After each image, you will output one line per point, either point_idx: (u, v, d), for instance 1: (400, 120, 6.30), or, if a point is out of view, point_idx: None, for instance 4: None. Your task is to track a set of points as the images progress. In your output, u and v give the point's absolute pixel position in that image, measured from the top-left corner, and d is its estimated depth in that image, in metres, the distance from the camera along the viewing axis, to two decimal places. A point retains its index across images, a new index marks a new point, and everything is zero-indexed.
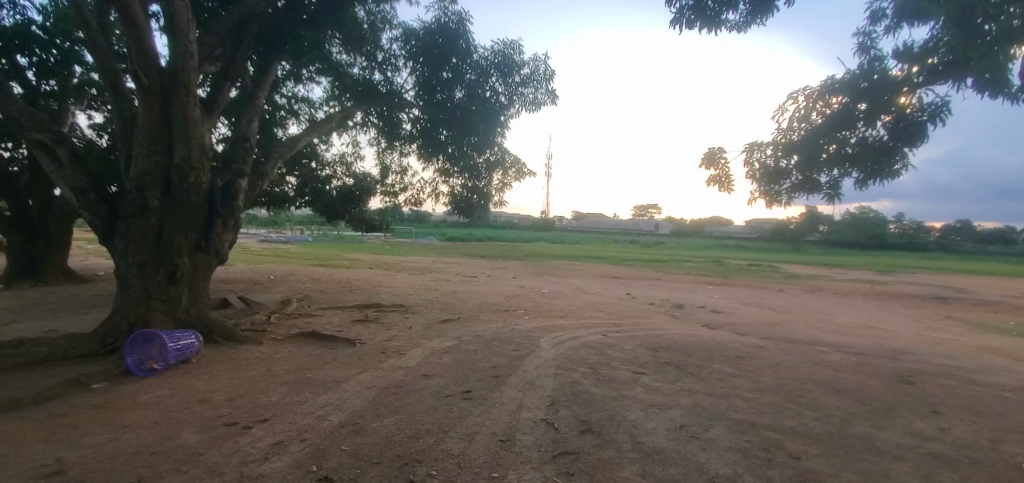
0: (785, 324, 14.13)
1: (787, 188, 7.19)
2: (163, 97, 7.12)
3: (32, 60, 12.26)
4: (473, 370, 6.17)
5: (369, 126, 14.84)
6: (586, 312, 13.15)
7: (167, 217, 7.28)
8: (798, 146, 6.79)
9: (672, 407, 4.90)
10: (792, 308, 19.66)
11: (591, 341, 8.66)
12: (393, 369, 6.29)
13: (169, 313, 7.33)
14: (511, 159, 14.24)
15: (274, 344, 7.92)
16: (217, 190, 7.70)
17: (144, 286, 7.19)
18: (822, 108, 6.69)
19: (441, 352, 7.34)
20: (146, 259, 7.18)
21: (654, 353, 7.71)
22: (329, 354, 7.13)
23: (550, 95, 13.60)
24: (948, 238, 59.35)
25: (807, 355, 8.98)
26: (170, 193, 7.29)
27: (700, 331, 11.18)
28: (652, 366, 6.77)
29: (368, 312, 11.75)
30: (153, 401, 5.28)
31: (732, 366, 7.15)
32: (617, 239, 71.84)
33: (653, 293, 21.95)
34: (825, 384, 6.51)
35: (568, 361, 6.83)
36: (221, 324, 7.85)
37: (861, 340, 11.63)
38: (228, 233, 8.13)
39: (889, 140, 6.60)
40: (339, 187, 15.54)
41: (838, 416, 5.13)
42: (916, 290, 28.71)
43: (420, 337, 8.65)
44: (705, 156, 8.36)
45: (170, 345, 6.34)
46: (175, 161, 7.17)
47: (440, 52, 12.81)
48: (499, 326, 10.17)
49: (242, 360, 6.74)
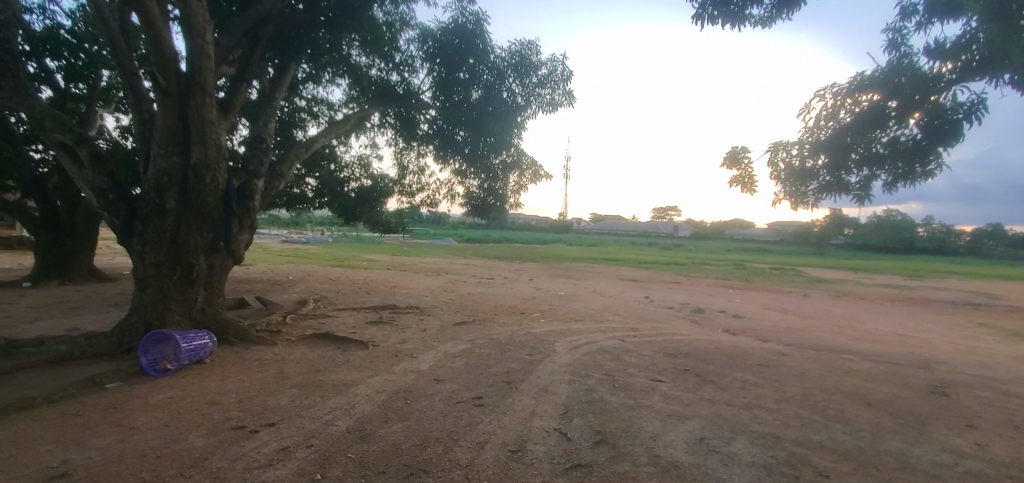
0: (810, 331, 13.67)
1: (814, 189, 6.93)
2: (181, 99, 7.15)
3: (61, 64, 12.55)
4: (485, 375, 6.04)
5: (387, 127, 14.85)
6: (603, 316, 12.92)
7: (183, 218, 7.30)
8: (826, 145, 6.52)
9: (691, 418, 4.69)
10: (816, 314, 19.10)
11: (608, 346, 8.45)
12: (405, 372, 6.20)
13: (185, 314, 7.36)
14: (527, 161, 14.10)
15: (288, 345, 7.90)
16: (233, 190, 7.70)
17: (160, 286, 7.22)
18: (852, 106, 6.41)
19: (454, 356, 7.23)
20: (162, 260, 7.20)
21: (672, 360, 7.48)
22: (341, 356, 7.07)
23: (568, 96, 13.42)
24: (981, 242, 57.29)
25: (834, 363, 8.62)
26: (187, 193, 7.31)
27: (720, 337, 10.87)
28: (670, 373, 6.54)
29: (383, 313, 11.73)
30: (164, 402, 5.28)
31: (755, 374, 6.88)
32: (636, 241, 71.07)
33: (672, 297, 21.56)
34: (854, 395, 6.20)
35: (584, 367, 6.65)
36: (236, 325, 7.87)
37: (890, 348, 11.17)
38: (244, 233, 8.13)
39: (922, 139, 6.29)
40: (357, 188, 15.60)
41: (869, 430, 4.85)
42: (948, 297, 27.67)
43: (433, 340, 8.56)
44: (727, 156, 8.23)
45: (184, 346, 6.34)
46: (192, 162, 7.19)
47: (458, 53, 12.71)
48: (514, 330, 10.03)
49: (255, 362, 6.71)
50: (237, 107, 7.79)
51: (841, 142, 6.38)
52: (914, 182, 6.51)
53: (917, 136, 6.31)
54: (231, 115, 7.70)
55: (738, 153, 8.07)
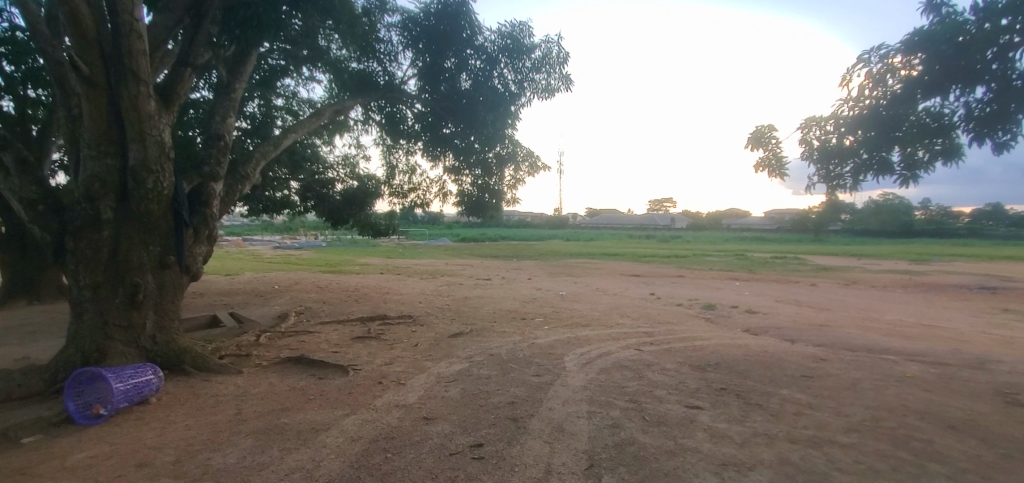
0: (833, 327, 12.66)
1: (849, 169, 7.23)
2: (112, 89, 6.00)
3: (19, 69, 10.48)
4: (487, 409, 4.96)
5: (371, 123, 13.77)
6: (612, 319, 11.91)
7: (124, 229, 6.19)
8: (859, 121, 6.88)
9: (754, 469, 3.66)
10: (832, 306, 18.28)
11: (626, 359, 7.38)
12: (388, 408, 5.10)
13: (131, 342, 6.25)
14: (523, 152, 12.96)
15: (254, 373, 6.77)
16: (183, 196, 6.58)
17: (100, 312, 6.11)
18: (892, 73, 6.61)
19: (449, 381, 6.14)
20: (99, 280, 6.09)
21: (703, 375, 6.44)
22: (315, 386, 5.97)
23: (565, 80, 12.36)
24: (979, 222, 56.73)
25: (881, 370, 7.68)
26: (127, 201, 6.20)
27: (744, 340, 9.91)
28: (706, 395, 5.48)
29: (371, 326, 10.61)
30: (82, 465, 4.18)
31: (804, 391, 5.85)
32: (633, 234, 69.86)
33: (679, 293, 20.63)
34: (930, 418, 5.26)
35: (602, 391, 5.60)
36: (194, 352, 6.71)
37: (929, 346, 10.27)
38: (201, 245, 7.03)
39: (991, 105, 6.18)
40: (343, 189, 14.48)
41: (976, 473, 3.92)
42: (958, 280, 26.98)
43: (425, 359, 7.46)
44: (751, 136, 7.69)
45: (117, 385, 5.10)
46: (130, 163, 6.07)
47: (442, 38, 11.64)
48: (516, 341, 8.97)
49: (210, 399, 5.61)
50: (182, 99, 6.63)
51: (877, 115, 6.65)
52: (961, 158, 6.50)
53: (970, 104, 6.31)
54: (175, 109, 6.56)
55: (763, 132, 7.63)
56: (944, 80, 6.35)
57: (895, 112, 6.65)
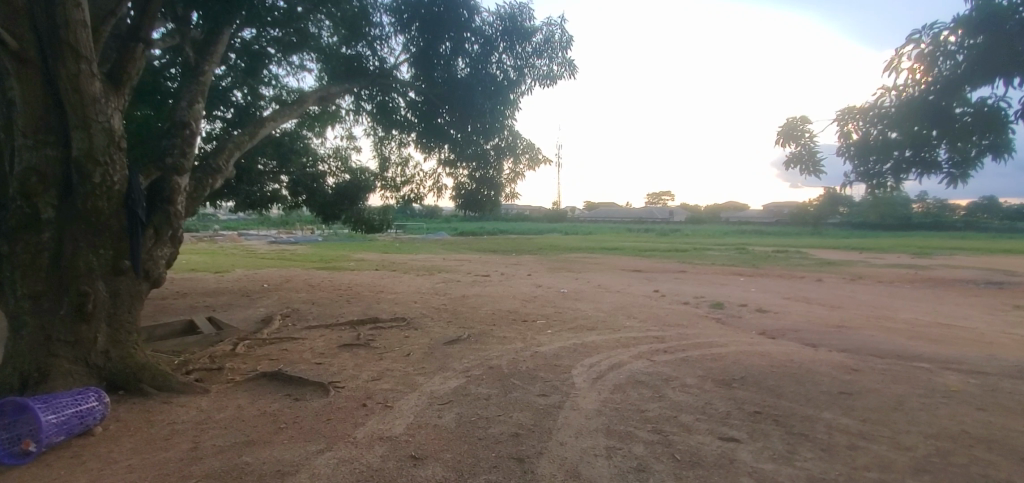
0: (852, 329, 11.93)
1: (890, 168, 6.42)
2: (46, 67, 5.20)
3: None
4: (486, 444, 4.21)
5: (363, 112, 12.88)
6: (619, 321, 11.17)
7: (69, 229, 5.41)
8: (902, 112, 6.15)
9: None
10: (843, 303, 17.56)
11: (641, 373, 6.61)
12: (371, 443, 4.33)
13: (78, 360, 5.46)
14: (522, 143, 12.07)
15: (223, 392, 5.97)
16: (138, 191, 5.79)
17: (42, 326, 5.34)
18: (944, 56, 5.91)
19: (444, 403, 5.37)
20: (40, 290, 5.32)
21: (732, 394, 5.68)
22: (289, 411, 5.19)
23: (567, 66, 11.54)
24: (977, 216, 56.30)
25: (921, 382, 6.95)
26: (71, 197, 5.42)
27: (763, 345, 9.18)
28: (740, 422, 4.73)
29: (362, 331, 9.82)
30: None
31: (849, 414, 5.11)
32: (633, 227, 69.08)
33: (684, 290, 19.89)
34: (1000, 447, 4.55)
35: (620, 415, 4.85)
36: (155, 368, 5.91)
37: (958, 351, 9.56)
38: (163, 247, 6.20)
39: None
40: (336, 184, 13.61)
41: None
42: (964, 275, 26.29)
43: (417, 373, 6.67)
44: (781, 131, 6.93)
45: (46, 418, 4.34)
46: (73, 153, 5.28)
47: (436, 20, 10.78)
48: (518, 349, 8.19)
49: (166, 429, 4.84)
50: (134, 78, 5.83)
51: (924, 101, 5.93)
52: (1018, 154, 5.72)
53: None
54: (126, 91, 5.76)
55: (794, 124, 6.87)
56: (1000, 66, 5.67)
57: (945, 100, 5.92)
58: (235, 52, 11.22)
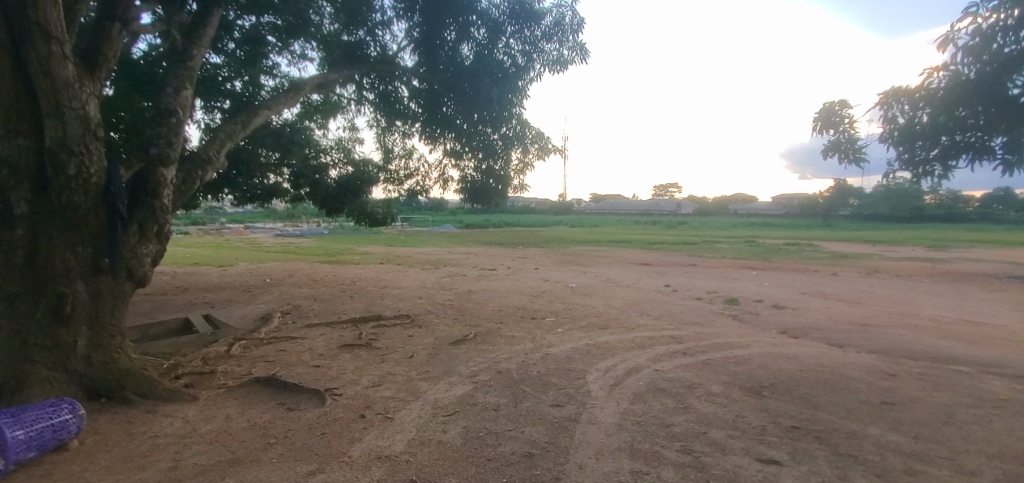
0: (878, 327, 11.35)
1: (936, 155, 6.29)
2: (15, 50, 4.78)
3: None
4: (495, 467, 3.77)
5: (365, 102, 12.41)
6: (633, 319, 10.69)
7: (44, 225, 5.01)
8: (950, 95, 6.03)
9: None
10: (862, 299, 16.96)
11: (661, 379, 6.14)
12: (368, 463, 3.90)
13: (57, 366, 5.07)
14: (532, 132, 11.44)
15: (212, 399, 5.56)
16: (119, 183, 5.36)
17: (17, 329, 4.93)
18: (996, 38, 5.80)
19: (450, 414, 4.93)
20: (12, 291, 4.92)
21: (764, 404, 5.20)
22: (281, 423, 4.76)
23: (578, 50, 10.95)
24: (993, 208, 55.09)
25: (965, 389, 6.44)
26: (45, 191, 5.01)
27: (788, 346, 8.68)
28: (779, 440, 4.26)
29: (365, 329, 9.41)
30: None
31: (896, 431, 4.62)
32: (640, 220, 68.30)
33: (696, 284, 19.33)
34: None
35: (643, 431, 4.39)
36: (140, 374, 5.51)
37: (994, 352, 9.01)
38: (148, 244, 5.76)
39: None
40: (338, 176, 13.17)
41: None
42: (983, 269, 25.48)
43: (420, 378, 6.23)
44: (819, 117, 7.28)
45: (11, 434, 3.92)
46: (45, 143, 4.87)
47: (441, 3, 10.25)
48: (528, 350, 7.74)
49: (146, 443, 4.43)
50: (112, 62, 5.40)
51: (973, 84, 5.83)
52: None
53: None
54: (102, 75, 5.32)
55: (832, 110, 7.18)
56: None
57: (994, 84, 5.83)
58: (233, 41, 10.81)
